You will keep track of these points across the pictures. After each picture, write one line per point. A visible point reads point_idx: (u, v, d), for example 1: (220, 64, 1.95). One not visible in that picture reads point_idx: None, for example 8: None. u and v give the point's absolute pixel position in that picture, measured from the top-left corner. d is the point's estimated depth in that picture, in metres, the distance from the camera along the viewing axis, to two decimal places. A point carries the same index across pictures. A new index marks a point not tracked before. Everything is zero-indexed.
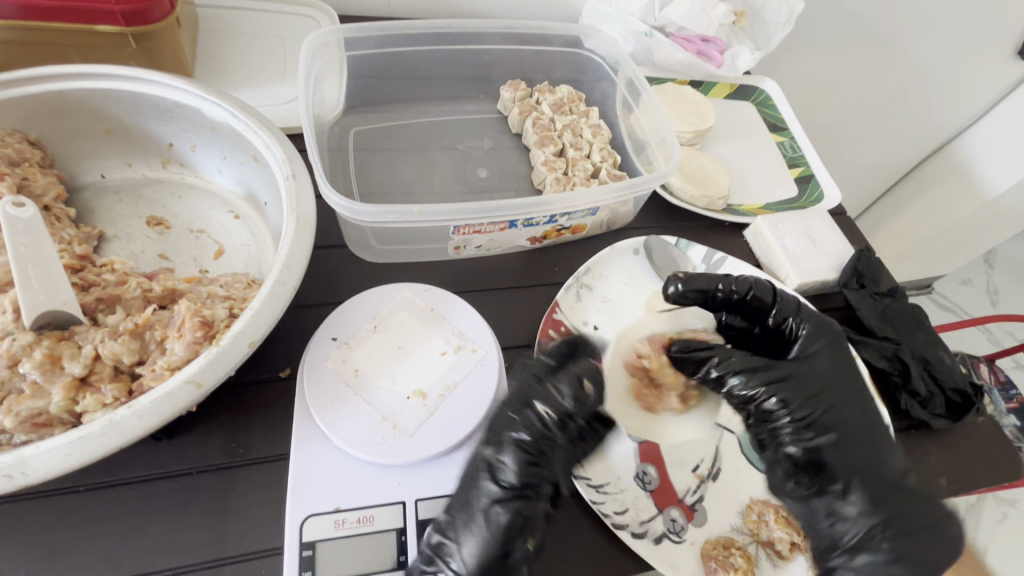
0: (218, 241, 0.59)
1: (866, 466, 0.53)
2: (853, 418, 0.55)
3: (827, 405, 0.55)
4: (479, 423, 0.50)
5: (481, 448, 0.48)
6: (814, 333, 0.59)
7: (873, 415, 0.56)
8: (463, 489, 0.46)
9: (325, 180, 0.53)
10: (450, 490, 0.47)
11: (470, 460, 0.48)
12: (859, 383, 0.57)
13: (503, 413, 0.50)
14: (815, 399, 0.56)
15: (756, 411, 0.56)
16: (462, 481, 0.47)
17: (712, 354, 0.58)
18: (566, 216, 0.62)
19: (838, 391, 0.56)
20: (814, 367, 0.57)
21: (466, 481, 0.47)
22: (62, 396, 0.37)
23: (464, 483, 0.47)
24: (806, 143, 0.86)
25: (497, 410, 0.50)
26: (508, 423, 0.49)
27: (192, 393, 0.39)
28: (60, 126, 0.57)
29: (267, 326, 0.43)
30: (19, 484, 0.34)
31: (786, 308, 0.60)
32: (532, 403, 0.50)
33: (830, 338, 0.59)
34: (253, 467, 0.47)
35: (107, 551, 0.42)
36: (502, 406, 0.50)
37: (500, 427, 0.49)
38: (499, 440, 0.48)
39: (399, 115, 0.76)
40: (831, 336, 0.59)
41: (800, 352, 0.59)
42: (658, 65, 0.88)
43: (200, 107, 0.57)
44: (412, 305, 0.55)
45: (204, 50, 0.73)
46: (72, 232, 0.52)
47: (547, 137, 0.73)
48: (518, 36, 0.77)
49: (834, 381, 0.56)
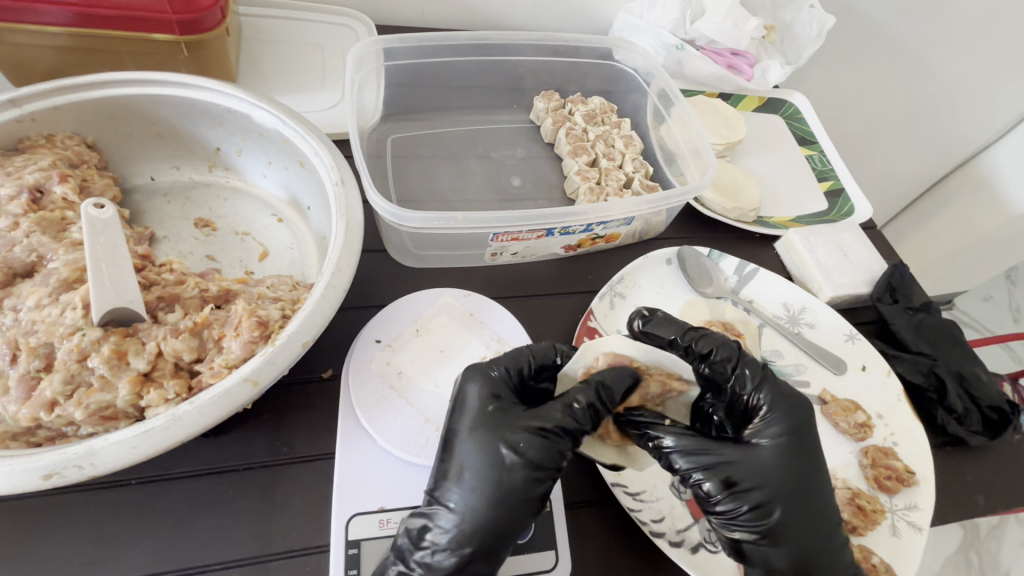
0: (262, 243, 0.61)
1: (797, 554, 0.44)
2: (780, 517, 0.44)
3: (782, 506, 0.44)
4: (459, 394, 0.47)
5: (456, 414, 0.45)
6: (775, 412, 0.47)
7: (822, 512, 0.45)
8: (448, 456, 0.44)
9: (371, 186, 0.54)
10: (444, 467, 0.44)
11: (450, 427, 0.45)
12: (812, 477, 0.46)
13: (471, 379, 0.46)
14: (749, 491, 0.44)
15: (694, 493, 0.46)
16: (447, 448, 0.44)
17: (660, 418, 0.46)
18: (602, 225, 0.63)
19: (784, 491, 0.45)
20: (766, 460, 0.45)
21: (451, 449, 0.44)
22: (128, 390, 0.39)
23: (448, 452, 0.44)
24: (836, 157, 0.86)
25: (486, 376, 0.47)
26: (489, 388, 0.46)
27: (248, 392, 0.40)
28: (115, 130, 0.59)
29: (319, 327, 0.44)
30: (86, 475, 0.35)
31: (746, 378, 0.49)
32: (507, 367, 0.48)
33: (786, 416, 0.47)
34: (299, 465, 0.48)
35: (159, 543, 0.43)
36: (490, 371, 0.47)
37: (497, 393, 0.46)
38: (479, 403, 0.45)
39: (433, 124, 0.78)
40: (787, 412, 0.47)
41: (758, 439, 0.46)
42: (688, 77, 0.89)
43: (250, 113, 0.58)
44: (452, 310, 0.57)
45: (248, 57, 0.75)
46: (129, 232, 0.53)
47: (580, 147, 0.74)
48: (552, 48, 0.78)
49: (780, 481, 0.45)
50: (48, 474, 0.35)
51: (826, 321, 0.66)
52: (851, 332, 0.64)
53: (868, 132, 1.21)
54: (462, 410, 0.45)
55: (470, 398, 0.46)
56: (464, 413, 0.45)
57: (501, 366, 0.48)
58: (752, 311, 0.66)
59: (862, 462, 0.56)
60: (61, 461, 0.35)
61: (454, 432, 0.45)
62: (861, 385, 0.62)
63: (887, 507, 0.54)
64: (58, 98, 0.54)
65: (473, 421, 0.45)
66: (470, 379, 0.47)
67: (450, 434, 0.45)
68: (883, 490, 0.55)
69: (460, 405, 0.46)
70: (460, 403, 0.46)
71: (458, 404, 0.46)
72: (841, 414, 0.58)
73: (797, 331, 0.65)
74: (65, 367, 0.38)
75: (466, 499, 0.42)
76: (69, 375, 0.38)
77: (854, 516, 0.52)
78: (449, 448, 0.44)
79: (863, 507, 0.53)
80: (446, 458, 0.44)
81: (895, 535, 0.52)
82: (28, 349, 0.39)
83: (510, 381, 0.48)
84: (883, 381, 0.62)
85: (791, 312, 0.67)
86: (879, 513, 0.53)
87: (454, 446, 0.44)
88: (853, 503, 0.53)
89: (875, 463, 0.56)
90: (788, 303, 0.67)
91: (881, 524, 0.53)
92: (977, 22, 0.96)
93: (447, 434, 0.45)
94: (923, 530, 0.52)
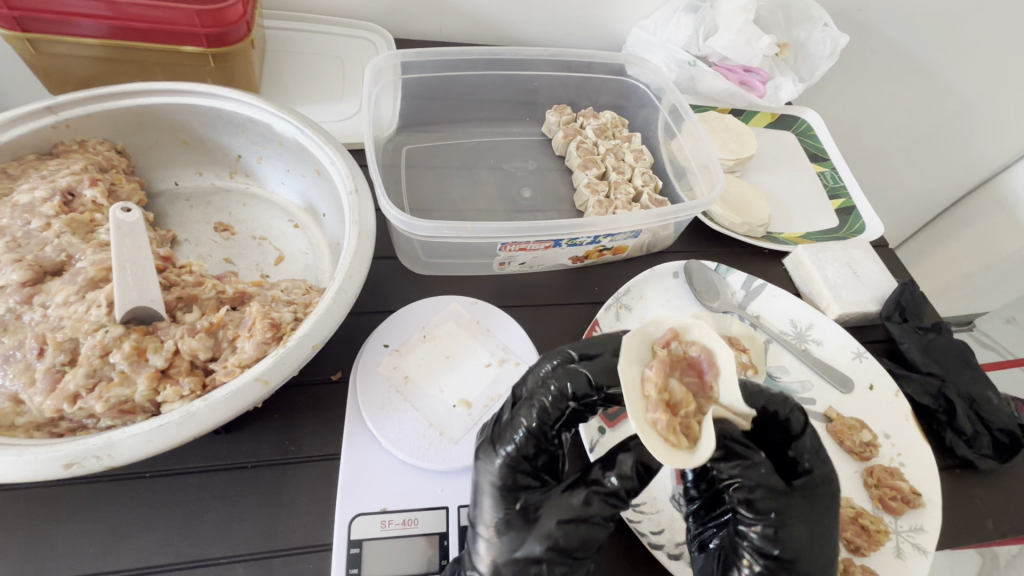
0: (278, 248, 0.63)
1: None
2: None
3: None
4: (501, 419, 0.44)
5: (491, 456, 0.42)
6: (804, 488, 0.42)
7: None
8: (488, 499, 0.42)
9: (384, 195, 0.56)
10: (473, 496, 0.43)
11: (480, 465, 0.43)
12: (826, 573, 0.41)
13: (522, 411, 0.43)
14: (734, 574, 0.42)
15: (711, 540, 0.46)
16: (484, 485, 0.42)
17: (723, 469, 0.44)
18: (609, 237, 0.64)
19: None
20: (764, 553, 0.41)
21: (506, 482, 0.42)
22: (146, 385, 0.40)
23: (504, 486, 0.42)
24: (847, 175, 0.86)
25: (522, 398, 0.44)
26: (547, 415, 0.42)
27: (259, 391, 0.41)
28: (144, 137, 0.61)
29: (329, 330, 0.45)
30: (104, 466, 0.37)
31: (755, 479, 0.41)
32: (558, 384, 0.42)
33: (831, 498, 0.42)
34: (305, 465, 0.49)
35: (168, 535, 0.44)
36: (548, 382, 0.43)
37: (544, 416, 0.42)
38: (513, 428, 0.42)
39: (448, 135, 0.80)
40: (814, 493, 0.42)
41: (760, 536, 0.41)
42: (700, 94, 0.90)
43: (270, 123, 0.60)
44: (459, 317, 0.58)
45: (271, 69, 0.78)
46: (152, 234, 0.56)
47: (590, 160, 0.75)
48: (565, 63, 0.80)
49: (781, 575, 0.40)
50: (68, 464, 0.36)
51: (833, 338, 0.65)
52: (859, 350, 0.64)
53: (883, 151, 1.21)
54: (507, 444, 0.42)
55: (523, 434, 0.42)
56: (503, 460, 0.42)
57: (561, 384, 0.42)
58: (759, 326, 0.66)
59: (866, 481, 0.56)
60: (81, 451, 0.37)
61: (516, 463, 0.42)
62: (867, 403, 0.61)
63: (892, 529, 0.53)
64: (93, 106, 0.57)
65: (492, 449, 0.43)
66: (524, 411, 0.42)
67: (479, 472, 0.43)
68: (888, 511, 0.54)
69: (500, 437, 0.43)
70: (500, 435, 0.43)
71: (495, 431, 0.44)
72: (847, 432, 0.58)
73: (804, 348, 0.64)
74: (88, 362, 0.40)
75: (548, 531, 0.40)
76: (92, 370, 0.40)
77: (857, 536, 0.52)
78: (489, 484, 0.42)
79: (867, 527, 0.52)
80: (496, 492, 0.42)
81: (899, 557, 0.52)
82: (54, 344, 0.41)
83: (575, 397, 0.42)
84: (891, 400, 0.61)
85: (798, 327, 0.67)
86: (883, 533, 0.52)
87: (502, 478, 0.42)
88: (857, 524, 0.53)
89: (879, 483, 0.55)
90: (795, 319, 0.67)
91: (885, 544, 0.52)
92: (994, 42, 0.96)
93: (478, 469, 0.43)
94: (928, 553, 0.52)
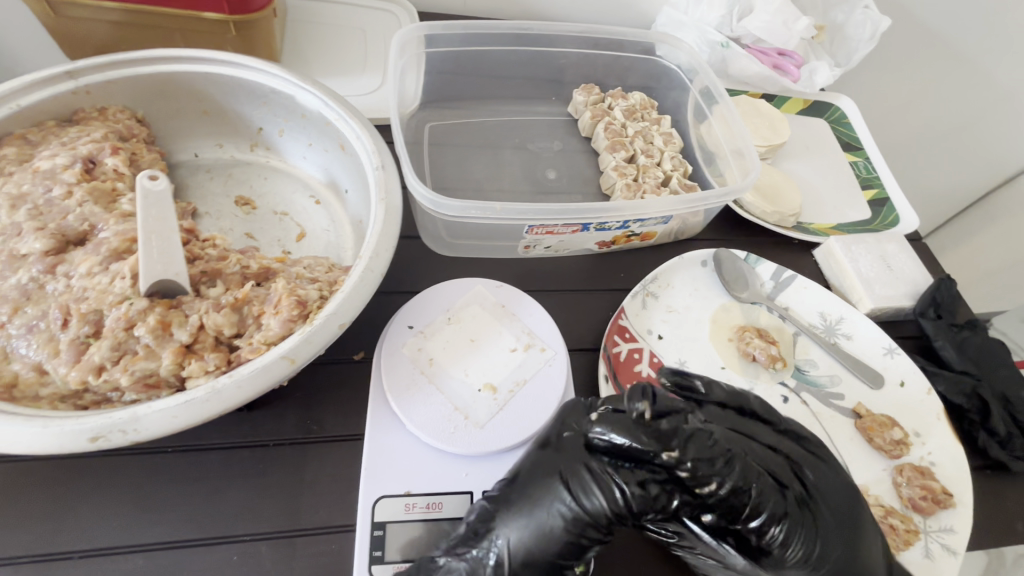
0: (300, 224, 0.62)
1: None
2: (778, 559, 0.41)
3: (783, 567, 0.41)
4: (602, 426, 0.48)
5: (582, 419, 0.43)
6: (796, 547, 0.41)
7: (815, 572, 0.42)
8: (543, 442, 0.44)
9: (411, 173, 0.55)
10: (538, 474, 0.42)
11: (511, 521, 0.39)
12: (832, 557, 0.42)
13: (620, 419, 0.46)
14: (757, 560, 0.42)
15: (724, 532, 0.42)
16: (509, 542, 0.38)
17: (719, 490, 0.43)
18: (639, 223, 0.62)
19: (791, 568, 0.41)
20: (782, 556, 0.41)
21: (536, 555, 0.38)
22: (171, 360, 0.40)
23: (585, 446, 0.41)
24: (882, 165, 0.83)
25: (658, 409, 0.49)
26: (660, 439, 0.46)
27: (285, 369, 0.40)
28: (164, 106, 0.60)
29: (356, 309, 0.44)
30: (130, 440, 0.36)
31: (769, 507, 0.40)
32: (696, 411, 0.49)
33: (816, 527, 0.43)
34: (327, 444, 0.48)
35: (191, 511, 0.44)
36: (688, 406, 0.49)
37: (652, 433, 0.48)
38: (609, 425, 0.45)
39: (471, 112, 0.78)
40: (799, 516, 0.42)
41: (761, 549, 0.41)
42: (732, 77, 0.86)
43: (294, 95, 0.59)
44: (484, 299, 0.56)
45: (292, 39, 0.76)
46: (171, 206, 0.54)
47: (618, 142, 0.73)
48: (594, 41, 0.77)
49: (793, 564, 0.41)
50: (93, 437, 0.36)
51: (864, 333, 0.64)
52: (891, 346, 0.62)
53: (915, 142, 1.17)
54: (595, 494, 0.39)
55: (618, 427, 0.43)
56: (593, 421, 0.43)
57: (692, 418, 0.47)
58: (788, 319, 0.64)
59: (896, 480, 0.55)
60: (106, 425, 0.36)
61: (579, 528, 0.38)
62: (899, 400, 0.60)
63: (922, 528, 0.52)
64: (113, 73, 0.55)
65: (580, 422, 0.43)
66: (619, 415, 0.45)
67: (506, 531, 0.39)
68: (917, 510, 0.53)
69: (577, 481, 0.39)
70: (591, 483, 0.39)
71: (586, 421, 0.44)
72: (877, 430, 0.56)
73: (833, 343, 0.63)
74: (113, 334, 0.39)
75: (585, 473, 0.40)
76: (117, 343, 0.39)
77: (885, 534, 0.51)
78: (517, 543, 0.38)
79: (895, 526, 0.52)
80: (508, 562, 0.38)
81: (928, 557, 0.51)
82: (79, 315, 0.40)
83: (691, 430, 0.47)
84: (922, 398, 0.59)
85: (828, 321, 0.65)
86: (912, 533, 0.51)
87: (544, 538, 0.38)
88: (883, 522, 0.52)
89: (911, 482, 0.54)
90: (825, 313, 0.65)
91: (914, 544, 0.51)
92: None
93: (505, 526, 0.39)
94: (959, 554, 0.50)
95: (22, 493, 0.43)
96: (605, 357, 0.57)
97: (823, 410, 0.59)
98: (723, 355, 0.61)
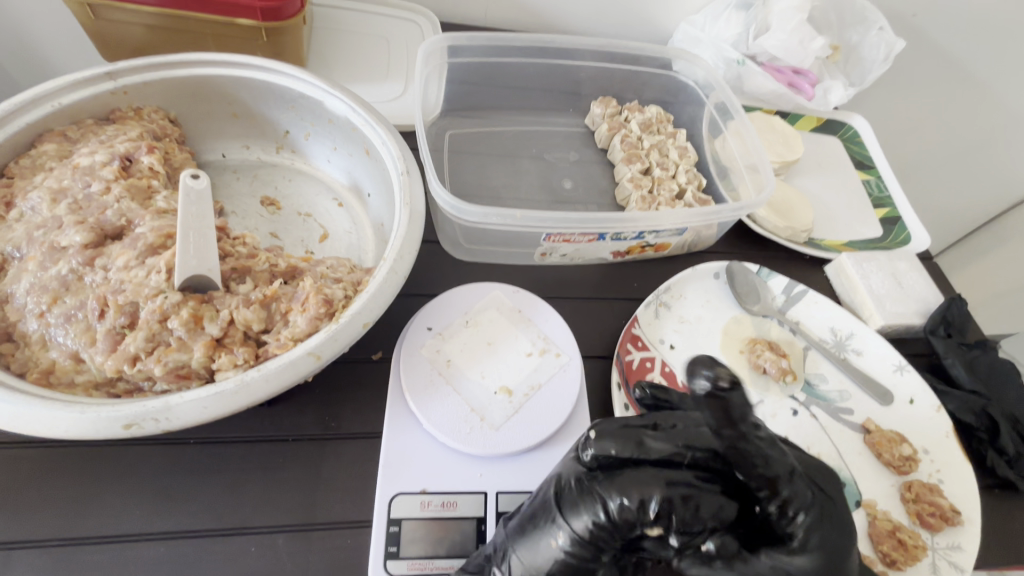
0: (323, 225, 0.63)
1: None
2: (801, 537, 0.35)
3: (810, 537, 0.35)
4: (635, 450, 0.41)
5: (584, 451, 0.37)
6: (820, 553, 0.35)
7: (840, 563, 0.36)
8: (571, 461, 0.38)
9: (433, 178, 0.56)
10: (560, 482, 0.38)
11: (513, 551, 0.37)
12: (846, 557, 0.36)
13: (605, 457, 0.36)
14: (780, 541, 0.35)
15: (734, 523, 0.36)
16: (513, 570, 0.36)
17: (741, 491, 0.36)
18: (654, 234, 0.63)
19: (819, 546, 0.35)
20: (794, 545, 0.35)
21: None
22: (202, 353, 0.41)
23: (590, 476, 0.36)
24: (893, 184, 0.84)
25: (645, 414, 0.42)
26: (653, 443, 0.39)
27: (311, 364, 0.41)
28: (196, 108, 0.62)
29: (380, 309, 0.45)
30: (162, 428, 0.37)
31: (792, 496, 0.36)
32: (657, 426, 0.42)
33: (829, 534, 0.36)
34: (345, 441, 0.49)
35: (213, 500, 0.45)
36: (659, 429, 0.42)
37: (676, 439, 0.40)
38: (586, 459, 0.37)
39: (490, 121, 0.80)
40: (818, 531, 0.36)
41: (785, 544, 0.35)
42: (747, 94, 0.87)
43: (322, 100, 0.60)
44: (501, 304, 0.58)
45: (318, 47, 0.78)
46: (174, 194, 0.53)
47: (634, 155, 0.74)
48: (611, 54, 0.79)
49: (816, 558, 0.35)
50: (128, 424, 0.37)
51: (874, 350, 0.64)
52: (900, 363, 0.63)
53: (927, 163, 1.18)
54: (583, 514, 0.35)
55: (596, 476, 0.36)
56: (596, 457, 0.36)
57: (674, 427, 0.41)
58: (798, 333, 0.65)
59: (904, 495, 0.55)
60: (140, 414, 0.37)
61: (580, 551, 0.34)
62: (907, 418, 0.60)
63: (929, 544, 0.52)
64: (150, 75, 0.57)
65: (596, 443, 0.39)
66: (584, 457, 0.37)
67: (513, 562, 0.37)
68: (925, 527, 0.53)
69: (570, 503, 0.35)
70: (575, 503, 0.35)
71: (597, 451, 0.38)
72: (886, 445, 0.57)
73: (842, 359, 0.63)
74: (148, 326, 0.41)
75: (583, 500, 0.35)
76: (151, 334, 0.41)
77: (894, 549, 0.51)
78: (520, 569, 0.36)
79: (904, 541, 0.51)
80: None
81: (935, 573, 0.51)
82: (116, 306, 0.42)
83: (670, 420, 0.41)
84: (931, 416, 0.60)
85: (838, 336, 0.66)
86: (920, 548, 0.51)
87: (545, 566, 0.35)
88: (893, 537, 0.52)
89: (918, 498, 0.54)
90: (835, 328, 0.66)
91: (922, 559, 0.51)
92: None
93: (509, 557, 0.37)
94: (965, 571, 0.51)
95: (51, 478, 0.44)
96: (617, 363, 0.58)
97: (832, 424, 0.59)
98: (733, 366, 0.62)
